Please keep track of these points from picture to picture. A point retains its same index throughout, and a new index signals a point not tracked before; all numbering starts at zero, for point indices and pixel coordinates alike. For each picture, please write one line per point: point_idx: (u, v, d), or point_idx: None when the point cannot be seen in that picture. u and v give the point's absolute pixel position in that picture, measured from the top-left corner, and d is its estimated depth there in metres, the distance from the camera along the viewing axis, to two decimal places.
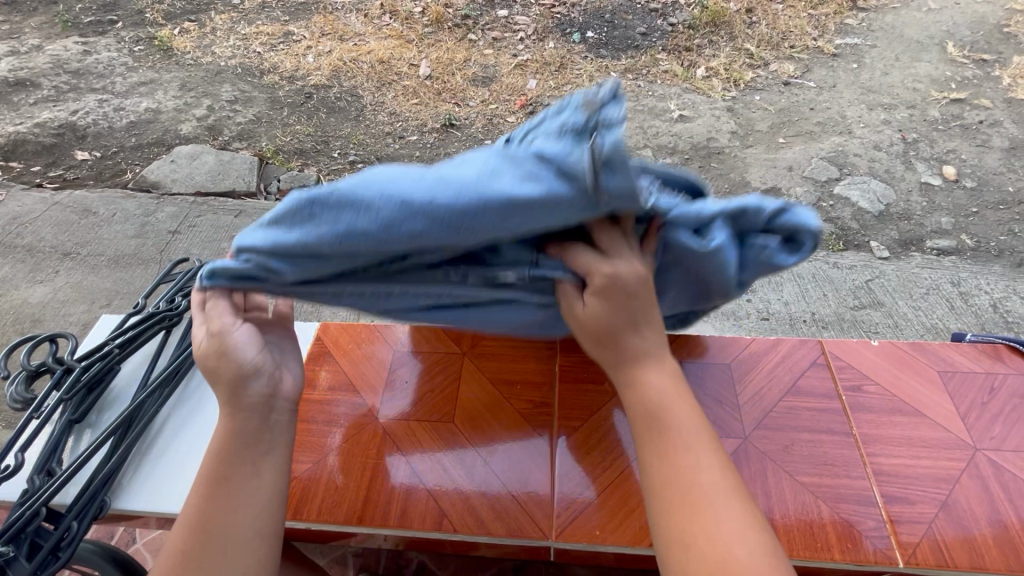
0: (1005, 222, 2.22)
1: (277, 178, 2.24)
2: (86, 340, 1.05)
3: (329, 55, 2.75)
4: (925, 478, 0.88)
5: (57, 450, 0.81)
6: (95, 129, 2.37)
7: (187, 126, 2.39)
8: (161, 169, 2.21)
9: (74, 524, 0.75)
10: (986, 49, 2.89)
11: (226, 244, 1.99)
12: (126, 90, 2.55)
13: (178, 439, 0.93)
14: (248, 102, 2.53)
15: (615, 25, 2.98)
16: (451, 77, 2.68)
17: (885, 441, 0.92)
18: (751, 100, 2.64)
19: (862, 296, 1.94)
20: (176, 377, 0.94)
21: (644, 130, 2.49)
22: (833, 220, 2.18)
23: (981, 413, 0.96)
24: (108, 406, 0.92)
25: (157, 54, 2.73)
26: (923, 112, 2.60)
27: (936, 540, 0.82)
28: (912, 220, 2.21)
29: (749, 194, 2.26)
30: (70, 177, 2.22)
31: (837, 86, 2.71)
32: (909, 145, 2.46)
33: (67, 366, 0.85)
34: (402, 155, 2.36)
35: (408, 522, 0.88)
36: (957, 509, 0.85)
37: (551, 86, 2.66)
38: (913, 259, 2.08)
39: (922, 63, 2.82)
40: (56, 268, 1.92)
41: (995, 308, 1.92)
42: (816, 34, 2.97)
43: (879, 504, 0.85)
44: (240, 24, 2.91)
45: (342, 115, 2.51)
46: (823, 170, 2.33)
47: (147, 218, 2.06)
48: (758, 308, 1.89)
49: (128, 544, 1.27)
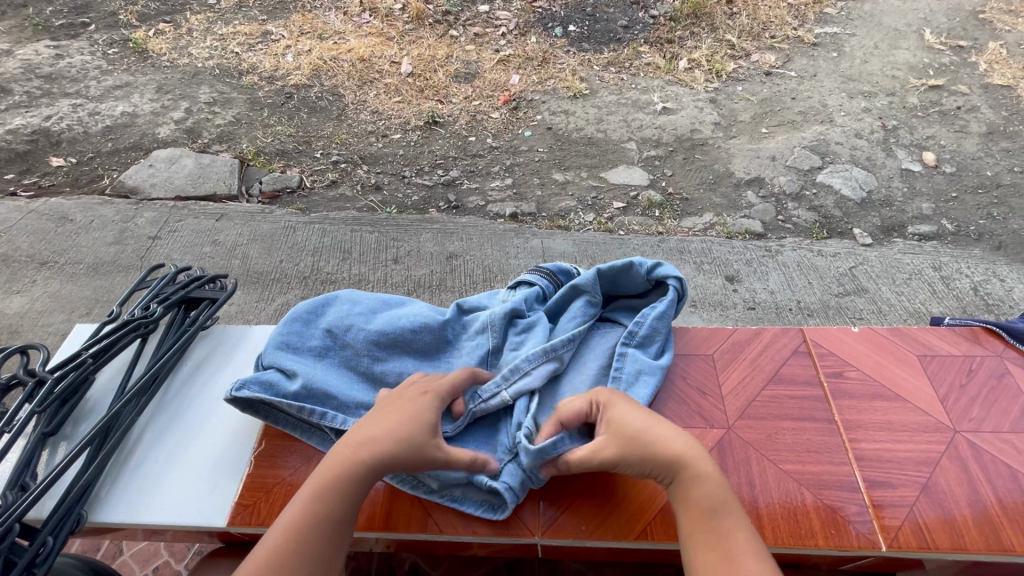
0: (984, 206, 2.26)
1: (259, 180, 2.21)
2: (60, 350, 1.03)
3: (309, 54, 2.71)
4: (906, 461, 0.89)
5: (31, 465, 0.79)
6: (70, 135, 2.32)
7: (165, 129, 2.35)
8: (139, 174, 2.17)
9: (49, 539, 0.74)
10: (962, 35, 2.92)
11: (208, 249, 1.96)
12: (101, 94, 2.49)
13: (158, 449, 0.92)
14: (227, 103, 2.49)
15: (597, 18, 2.97)
16: (433, 73, 2.65)
17: (867, 426, 0.93)
18: (734, 91, 2.65)
19: (847, 284, 1.96)
20: (154, 385, 0.93)
21: (628, 123, 2.49)
22: (817, 208, 2.20)
23: (959, 395, 0.97)
24: (83, 418, 0.90)
25: (131, 57, 2.68)
26: (902, 99, 2.62)
27: (917, 522, 0.83)
28: (894, 206, 2.23)
29: (733, 184, 2.27)
30: (45, 185, 2.17)
31: (819, 75, 2.73)
32: (890, 132, 2.49)
33: (39, 379, 0.83)
34: (386, 154, 2.34)
35: (393, 524, 0.87)
36: (937, 491, 0.86)
37: (534, 81, 2.65)
38: (896, 245, 2.10)
39: (901, 51, 2.84)
40: (33, 278, 1.88)
41: (976, 292, 1.95)
42: (796, 24, 2.99)
43: (862, 489, 0.86)
44: (216, 24, 2.86)
45: (323, 114, 2.48)
46: (806, 159, 2.34)
47: (126, 224, 2.02)
48: (744, 298, 1.90)
49: (114, 557, 1.24)
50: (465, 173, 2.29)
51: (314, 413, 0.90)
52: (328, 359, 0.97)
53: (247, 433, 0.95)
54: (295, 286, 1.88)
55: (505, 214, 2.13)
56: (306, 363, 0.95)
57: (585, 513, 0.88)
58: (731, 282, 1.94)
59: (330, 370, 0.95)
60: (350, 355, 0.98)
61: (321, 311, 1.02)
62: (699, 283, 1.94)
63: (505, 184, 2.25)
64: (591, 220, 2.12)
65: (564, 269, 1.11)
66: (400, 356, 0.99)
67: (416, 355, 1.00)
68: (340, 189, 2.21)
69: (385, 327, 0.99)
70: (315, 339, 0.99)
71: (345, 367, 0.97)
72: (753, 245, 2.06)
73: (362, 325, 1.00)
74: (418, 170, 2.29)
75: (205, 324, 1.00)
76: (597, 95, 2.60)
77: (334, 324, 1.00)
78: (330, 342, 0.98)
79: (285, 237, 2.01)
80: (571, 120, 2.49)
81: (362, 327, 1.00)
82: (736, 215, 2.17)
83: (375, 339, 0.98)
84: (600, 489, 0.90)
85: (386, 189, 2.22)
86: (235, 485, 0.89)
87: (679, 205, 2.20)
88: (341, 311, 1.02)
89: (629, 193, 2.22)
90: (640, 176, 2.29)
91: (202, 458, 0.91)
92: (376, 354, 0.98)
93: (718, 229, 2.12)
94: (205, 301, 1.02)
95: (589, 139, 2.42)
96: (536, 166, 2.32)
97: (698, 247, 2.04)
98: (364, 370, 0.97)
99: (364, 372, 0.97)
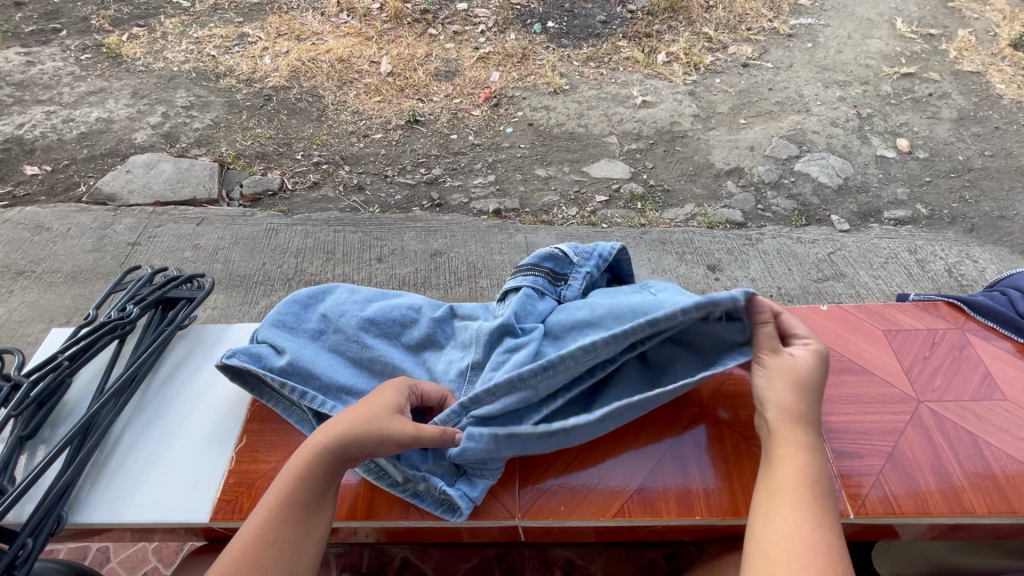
0: (956, 190, 2.31)
1: (239, 184, 2.19)
2: (35, 354, 1.02)
3: (287, 55, 2.70)
4: (873, 432, 0.92)
5: (9, 468, 0.79)
6: (44, 143, 2.29)
7: (142, 134, 2.33)
8: (116, 180, 2.14)
9: (29, 541, 0.74)
10: (932, 24, 2.98)
11: (189, 253, 1.95)
12: (75, 100, 2.46)
13: (138, 449, 0.91)
14: (205, 107, 2.47)
15: (575, 14, 2.99)
16: (413, 72, 2.65)
17: (835, 400, 0.96)
18: (712, 83, 2.68)
19: (826, 269, 1.99)
20: (132, 387, 0.92)
21: (609, 117, 2.51)
22: (796, 196, 2.24)
23: (924, 367, 1.00)
24: (61, 421, 0.90)
25: (105, 62, 2.64)
26: (876, 87, 2.68)
27: (884, 491, 0.86)
28: (870, 192, 2.28)
29: (713, 175, 2.30)
30: (20, 194, 2.13)
31: (794, 66, 2.77)
32: (864, 120, 2.53)
33: (14, 382, 0.82)
34: (368, 154, 2.34)
35: (375, 513, 0.88)
36: (902, 459, 0.89)
37: (515, 78, 2.66)
38: (873, 230, 2.15)
39: (873, 40, 2.90)
40: (10, 287, 1.86)
41: (950, 273, 2.00)
42: (772, 15, 3.03)
43: (831, 460, 0.89)
44: (191, 28, 2.83)
45: (303, 116, 2.46)
46: (783, 148, 2.38)
47: (104, 231, 1.99)
48: (726, 286, 1.93)
49: (101, 565, 1.23)
50: (448, 170, 2.29)
51: (295, 392, 0.91)
52: (318, 345, 0.98)
53: (228, 431, 0.95)
54: (279, 289, 1.87)
55: (489, 210, 2.14)
56: (295, 345, 0.96)
57: (565, 493, 0.90)
58: (713, 271, 1.97)
59: (319, 352, 0.97)
60: (340, 339, 0.99)
61: (315, 301, 1.04)
62: (681, 272, 1.97)
63: (488, 181, 2.26)
64: (575, 214, 2.14)
65: (548, 253, 1.06)
66: (388, 344, 1.00)
67: (404, 338, 1.01)
68: (322, 190, 2.20)
69: (377, 316, 1.01)
70: (308, 326, 1.00)
71: (332, 353, 0.97)
72: (733, 234, 2.09)
73: (358, 314, 1.01)
74: (400, 169, 2.29)
75: (183, 323, 1.00)
76: (577, 90, 2.62)
77: (332, 309, 1.02)
78: (323, 327, 1.00)
79: (267, 239, 2.00)
80: (552, 116, 2.51)
81: (356, 317, 1.01)
82: (717, 205, 2.20)
83: (366, 328, 1.00)
84: (578, 470, 0.92)
85: (368, 189, 2.21)
86: (216, 483, 0.89)
87: (660, 197, 2.23)
88: (340, 300, 1.04)
89: (611, 186, 2.25)
90: (622, 170, 2.31)
91: (183, 457, 0.91)
92: (366, 341, 0.99)
93: (699, 219, 2.15)
94: (182, 300, 1.02)
95: (570, 134, 2.44)
96: (518, 163, 2.33)
97: (680, 238, 2.07)
98: (352, 353, 0.98)
99: (353, 358, 0.97)
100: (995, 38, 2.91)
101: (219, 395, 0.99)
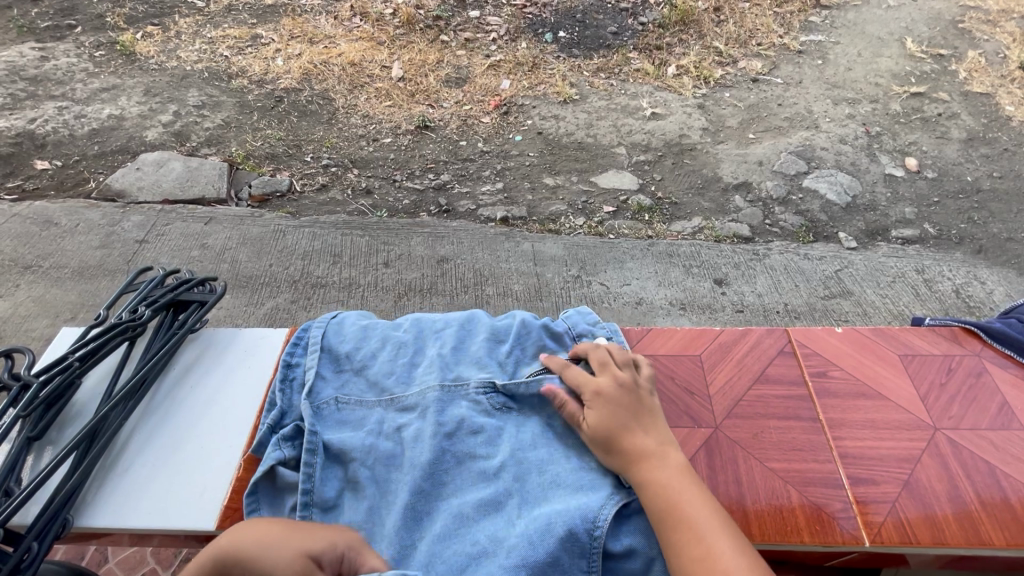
0: (965, 211, 2.31)
1: (248, 184, 2.20)
2: (44, 354, 1.02)
3: (299, 58, 2.71)
4: (888, 458, 0.91)
5: (16, 469, 0.79)
6: (55, 138, 2.30)
7: (153, 132, 2.34)
8: (125, 177, 2.15)
9: (34, 545, 0.73)
10: (942, 44, 2.99)
11: (196, 253, 1.95)
12: (87, 97, 2.47)
13: (145, 452, 0.91)
14: (216, 107, 2.48)
15: (587, 25, 3.00)
16: (423, 78, 2.66)
17: (851, 424, 0.95)
18: (721, 97, 2.68)
19: (833, 286, 1.99)
20: (141, 389, 0.92)
21: (618, 128, 2.51)
22: (804, 213, 2.23)
23: (939, 393, 1.00)
24: (70, 422, 0.89)
25: (118, 59, 2.66)
26: (885, 106, 2.68)
27: (899, 518, 0.85)
28: (878, 211, 2.27)
29: (721, 189, 2.30)
30: (30, 188, 2.14)
31: (804, 82, 2.78)
32: (873, 138, 2.54)
33: (24, 382, 0.82)
34: (377, 158, 2.34)
35: None
36: (918, 487, 0.88)
37: (525, 86, 2.66)
38: (881, 249, 2.14)
39: (883, 59, 2.90)
40: (16, 281, 1.86)
41: (957, 294, 1.99)
42: (782, 31, 3.03)
43: (846, 486, 0.88)
44: (205, 28, 2.84)
45: (314, 118, 2.47)
46: (792, 164, 2.38)
47: (112, 228, 2.00)
48: (733, 301, 1.93)
49: (99, 566, 1.22)
50: (456, 177, 2.30)
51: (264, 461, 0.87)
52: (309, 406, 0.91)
53: (236, 437, 0.94)
54: (284, 290, 1.87)
55: (496, 218, 2.14)
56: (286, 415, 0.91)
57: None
58: (719, 285, 1.97)
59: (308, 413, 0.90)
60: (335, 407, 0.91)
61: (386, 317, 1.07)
62: (687, 286, 1.96)
63: (496, 188, 2.26)
64: (582, 224, 2.14)
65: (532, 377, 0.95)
66: (378, 389, 0.94)
67: (410, 369, 0.96)
68: (330, 192, 2.20)
69: (386, 389, 0.94)
70: (354, 334, 1.01)
71: (343, 360, 0.98)
72: (740, 248, 2.09)
73: (366, 377, 0.95)
74: (408, 174, 2.29)
75: (193, 326, 0.99)
76: (587, 101, 2.63)
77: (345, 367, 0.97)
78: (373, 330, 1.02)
79: (274, 240, 2.00)
80: (561, 125, 2.51)
81: (363, 364, 0.97)
82: (724, 219, 2.19)
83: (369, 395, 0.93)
84: None
85: (376, 193, 2.22)
86: (223, 489, 0.88)
87: (668, 209, 2.22)
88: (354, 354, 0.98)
89: (619, 197, 2.24)
90: (630, 181, 2.31)
91: (190, 461, 0.91)
92: (360, 411, 0.91)
93: (706, 233, 2.14)
94: (194, 303, 1.02)
95: (579, 144, 2.44)
96: (526, 171, 2.33)
97: (688, 251, 2.06)
98: (338, 421, 0.90)
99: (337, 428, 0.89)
100: (1005, 60, 2.92)
101: (227, 400, 0.99)
